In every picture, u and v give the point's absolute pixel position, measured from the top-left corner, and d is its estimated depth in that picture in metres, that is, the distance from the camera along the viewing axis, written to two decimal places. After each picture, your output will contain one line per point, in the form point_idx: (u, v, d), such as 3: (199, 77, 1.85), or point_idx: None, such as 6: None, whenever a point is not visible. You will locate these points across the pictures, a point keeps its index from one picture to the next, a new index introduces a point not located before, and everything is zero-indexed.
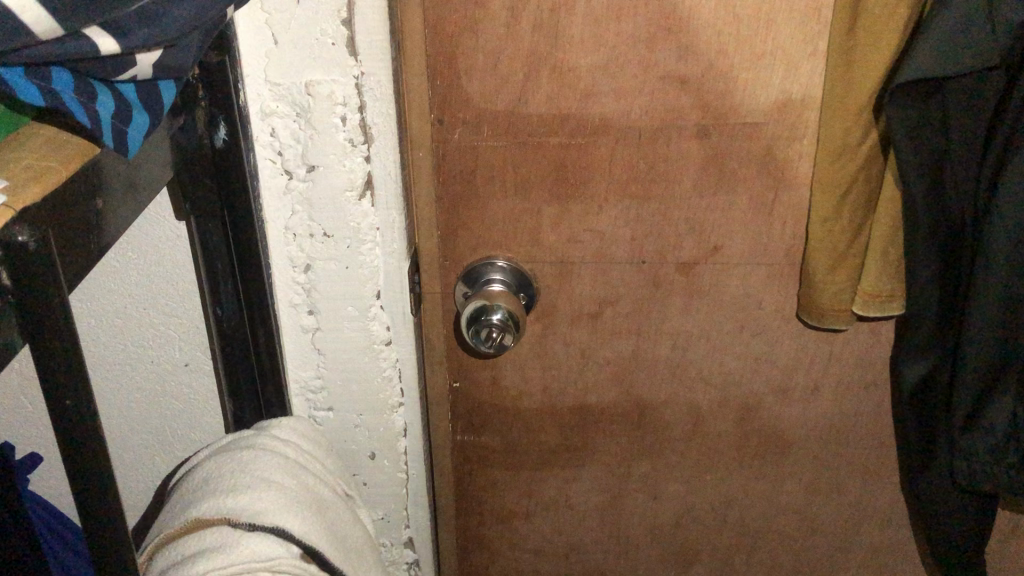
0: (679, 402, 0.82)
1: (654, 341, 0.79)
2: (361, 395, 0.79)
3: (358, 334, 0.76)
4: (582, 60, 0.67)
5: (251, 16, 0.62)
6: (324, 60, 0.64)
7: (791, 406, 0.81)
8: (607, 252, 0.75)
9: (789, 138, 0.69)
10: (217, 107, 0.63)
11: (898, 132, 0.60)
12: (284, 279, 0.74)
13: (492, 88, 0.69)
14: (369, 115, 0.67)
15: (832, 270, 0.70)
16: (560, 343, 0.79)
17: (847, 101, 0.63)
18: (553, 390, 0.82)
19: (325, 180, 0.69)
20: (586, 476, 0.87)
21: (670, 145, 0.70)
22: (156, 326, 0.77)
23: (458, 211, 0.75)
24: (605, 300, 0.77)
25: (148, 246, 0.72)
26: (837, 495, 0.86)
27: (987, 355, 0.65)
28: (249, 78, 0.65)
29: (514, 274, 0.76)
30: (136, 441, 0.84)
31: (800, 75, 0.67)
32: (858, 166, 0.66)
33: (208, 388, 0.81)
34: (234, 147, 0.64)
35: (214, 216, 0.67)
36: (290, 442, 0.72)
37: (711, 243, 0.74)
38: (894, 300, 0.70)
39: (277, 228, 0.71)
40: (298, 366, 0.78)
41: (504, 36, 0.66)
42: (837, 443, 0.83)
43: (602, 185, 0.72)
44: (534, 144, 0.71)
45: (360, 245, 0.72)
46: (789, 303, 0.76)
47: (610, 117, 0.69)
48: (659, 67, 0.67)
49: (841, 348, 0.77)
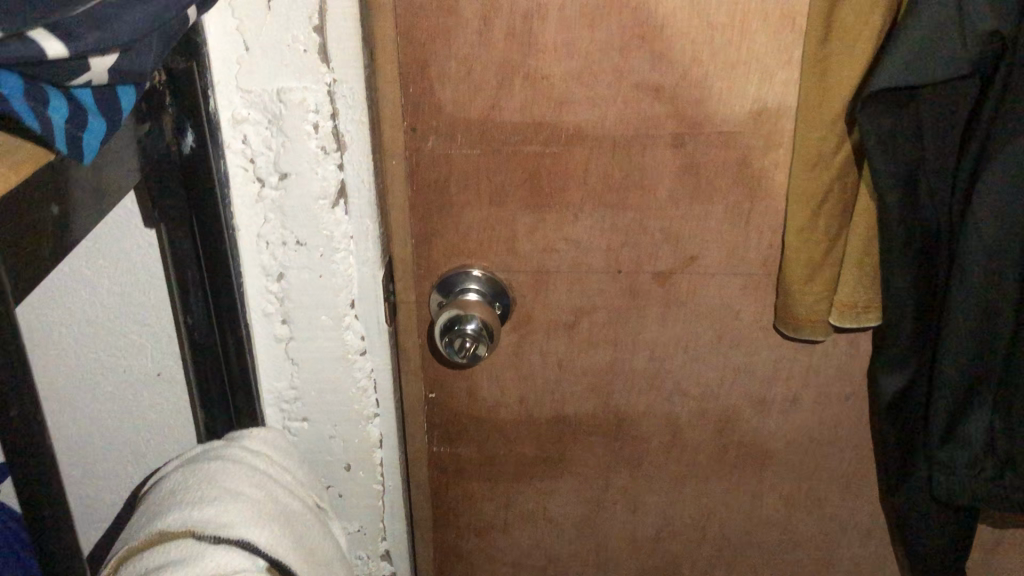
0: (657, 414, 0.81)
1: (631, 351, 0.78)
2: (336, 406, 0.79)
3: (332, 344, 0.76)
4: (555, 68, 0.67)
5: (222, 22, 0.62)
6: (295, 67, 0.64)
7: (771, 418, 0.80)
8: (583, 262, 0.74)
9: (765, 147, 0.69)
10: (184, 113, 0.62)
11: (871, 142, 0.60)
12: (257, 288, 0.73)
13: (465, 95, 0.68)
14: (341, 122, 0.67)
15: (808, 280, 0.69)
16: (536, 354, 0.79)
17: (822, 110, 0.63)
18: (530, 401, 0.81)
19: (298, 189, 0.69)
20: (564, 489, 0.86)
21: (645, 154, 0.70)
22: (128, 333, 0.77)
23: (432, 221, 0.74)
24: (581, 310, 0.76)
25: (118, 251, 0.72)
26: (817, 507, 0.85)
27: (964, 367, 0.65)
28: (220, 85, 0.64)
29: (489, 284, 0.75)
30: (106, 455, 0.83)
31: (775, 85, 0.66)
32: (833, 176, 0.65)
33: (180, 398, 0.80)
34: (202, 154, 0.64)
35: (184, 224, 0.67)
36: (260, 453, 0.71)
37: (688, 253, 0.73)
38: (870, 311, 0.69)
39: (250, 236, 0.71)
40: (272, 377, 0.78)
41: (477, 43, 0.66)
42: (818, 455, 0.82)
43: (577, 194, 0.71)
44: (508, 152, 0.70)
45: (334, 254, 0.72)
46: (766, 314, 0.75)
47: (585, 125, 0.69)
48: (632, 76, 0.67)
49: (819, 360, 0.76)
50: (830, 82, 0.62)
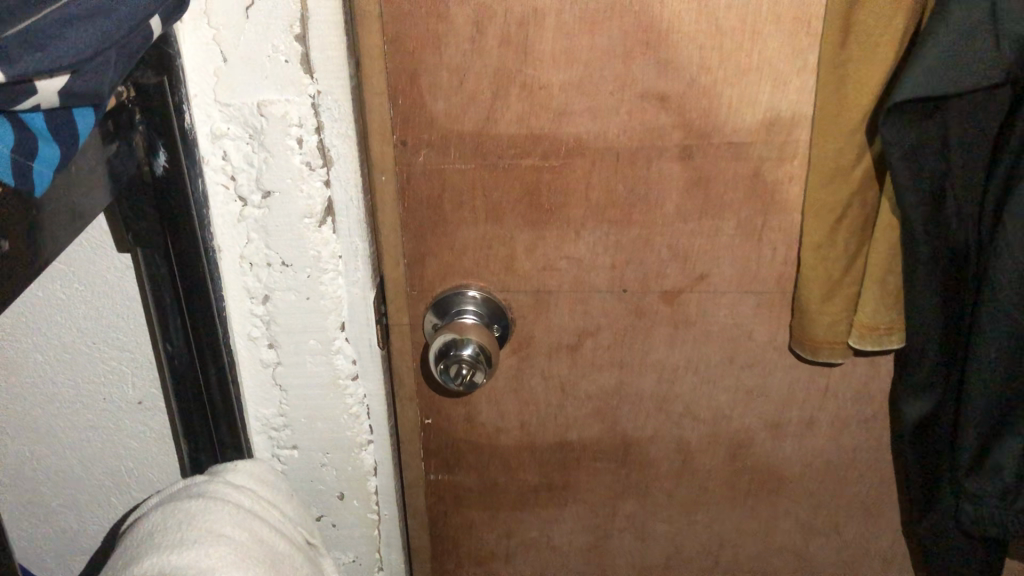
0: (665, 438, 0.77)
1: (639, 374, 0.74)
2: (327, 433, 0.75)
3: (322, 369, 0.72)
4: (554, 77, 0.62)
5: (197, 31, 0.58)
6: (276, 78, 0.60)
7: (786, 442, 0.76)
8: (586, 281, 0.70)
9: (778, 159, 0.64)
10: (156, 131, 0.58)
11: (895, 155, 0.56)
12: (241, 312, 0.69)
13: (458, 108, 0.64)
14: (327, 136, 0.63)
15: (826, 300, 0.65)
16: (538, 377, 0.74)
17: (841, 119, 0.59)
18: (532, 426, 0.77)
19: (282, 207, 0.65)
20: (569, 516, 0.82)
21: (651, 167, 0.65)
22: (106, 360, 0.72)
23: (426, 240, 0.69)
24: (585, 332, 0.72)
25: (93, 275, 0.67)
26: (836, 534, 0.80)
27: (994, 395, 0.61)
28: (197, 99, 0.60)
29: (487, 304, 0.71)
30: (88, 484, 0.78)
31: (789, 92, 0.62)
32: (852, 189, 0.61)
33: (164, 425, 0.75)
34: (177, 173, 0.60)
35: (159, 248, 0.62)
36: (246, 488, 0.67)
37: (697, 271, 0.69)
38: (893, 333, 0.65)
39: (233, 257, 0.67)
40: (259, 403, 0.74)
41: (470, 52, 0.62)
42: (837, 481, 0.77)
43: (579, 210, 0.67)
44: (505, 166, 0.66)
45: (322, 275, 0.68)
46: (782, 334, 0.71)
47: (586, 138, 0.64)
48: (636, 85, 0.62)
49: (838, 381, 0.72)
50: (849, 90, 0.58)
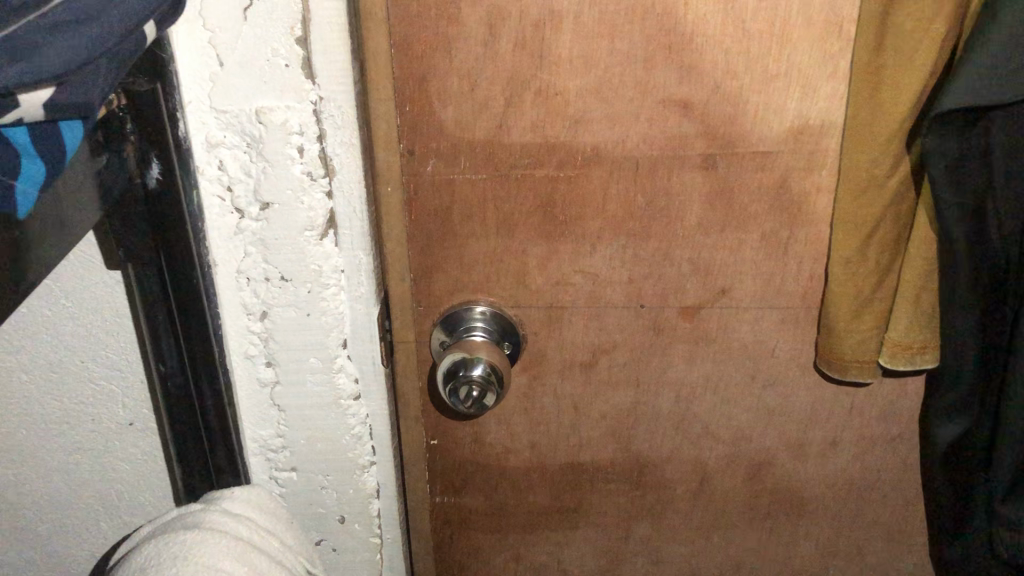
0: (682, 459, 0.73)
1: (655, 393, 0.70)
2: (327, 456, 0.71)
3: (322, 389, 0.68)
4: (570, 83, 0.59)
5: (191, 35, 0.54)
6: (275, 84, 0.56)
7: (808, 462, 0.73)
8: (602, 296, 0.67)
9: (806, 169, 0.61)
10: (148, 142, 0.54)
11: (936, 169, 0.53)
12: (237, 330, 0.65)
13: (468, 115, 0.60)
14: (329, 145, 0.59)
15: (855, 318, 0.62)
16: (549, 397, 0.71)
17: (875, 129, 0.56)
18: (543, 447, 0.73)
19: (282, 219, 0.60)
20: (580, 540, 0.78)
21: (671, 178, 0.62)
22: (95, 379, 0.68)
23: (433, 253, 0.66)
24: (600, 349, 0.69)
25: (81, 292, 0.63)
26: (858, 557, 0.77)
27: None
28: (191, 106, 0.56)
29: (496, 320, 0.67)
30: (76, 508, 0.74)
31: (819, 99, 0.59)
32: (886, 203, 0.58)
33: (156, 447, 0.72)
34: (170, 186, 0.56)
35: (151, 264, 0.59)
36: (243, 517, 0.64)
37: (717, 286, 0.66)
38: (926, 351, 0.62)
39: (229, 273, 0.62)
40: (256, 425, 0.69)
41: (482, 56, 0.58)
42: (861, 502, 0.74)
43: (595, 222, 0.64)
44: (518, 177, 0.62)
45: (323, 290, 0.64)
46: (806, 351, 0.68)
47: (603, 147, 0.61)
48: (657, 91, 0.59)
49: (863, 400, 0.69)
50: (885, 97, 0.55)
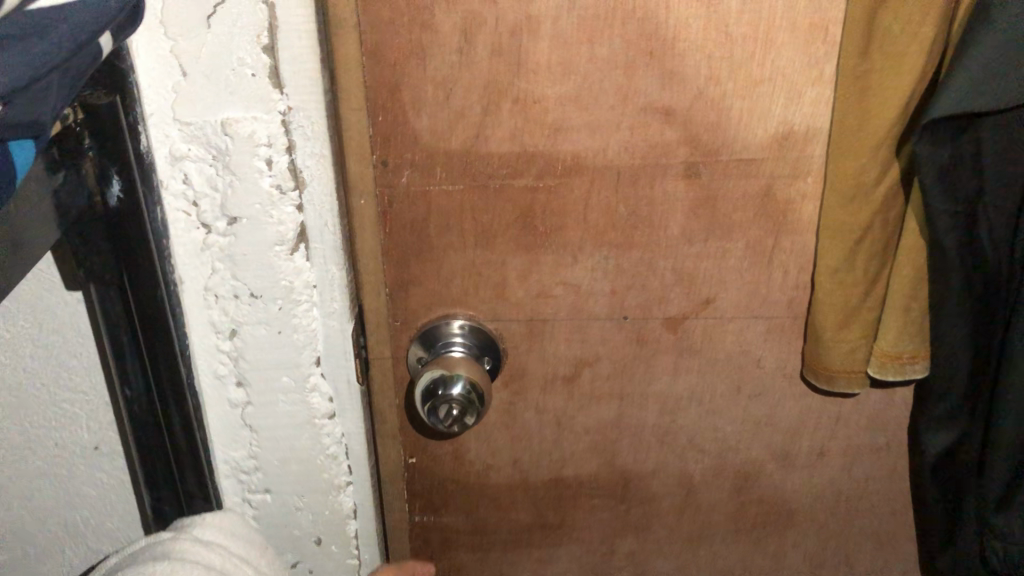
0: (668, 472, 0.72)
1: (640, 406, 0.69)
2: (302, 476, 0.68)
3: (295, 408, 0.65)
4: (549, 90, 0.57)
5: (152, 43, 0.51)
6: (242, 94, 0.53)
7: (796, 473, 0.71)
8: (584, 308, 0.65)
9: (791, 176, 0.60)
10: (109, 157, 0.51)
11: (929, 180, 0.51)
12: (205, 348, 0.62)
13: (444, 124, 0.58)
14: (299, 156, 0.56)
15: (843, 327, 0.60)
16: (531, 412, 0.69)
17: (863, 135, 0.54)
18: (525, 463, 0.71)
19: (250, 234, 0.58)
20: (564, 556, 0.76)
21: (654, 187, 0.60)
22: (57, 403, 0.65)
23: (409, 267, 0.64)
24: (582, 362, 0.67)
25: (41, 312, 0.60)
26: (846, 568, 0.76)
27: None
28: (153, 118, 0.53)
29: (476, 335, 0.65)
30: (39, 539, 0.71)
31: (804, 104, 0.57)
32: (874, 210, 0.56)
33: (123, 471, 0.69)
34: (132, 204, 0.54)
35: (113, 284, 0.56)
36: (214, 545, 0.61)
37: (702, 296, 0.64)
38: (917, 362, 0.60)
39: (196, 290, 0.60)
40: (227, 447, 0.67)
41: (458, 63, 0.56)
42: (849, 512, 0.73)
43: (577, 233, 0.62)
44: (496, 187, 0.60)
45: (295, 307, 0.61)
46: (792, 361, 0.66)
47: (584, 156, 0.59)
48: (639, 98, 0.57)
49: (851, 409, 0.68)
50: (872, 102, 0.53)
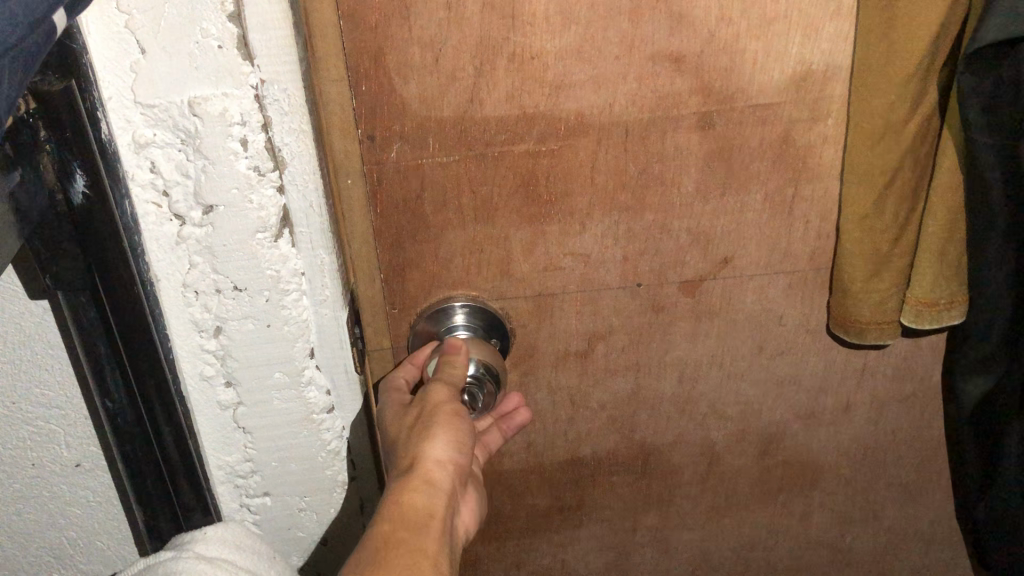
0: (689, 442, 0.69)
1: (657, 375, 0.65)
2: (301, 476, 0.64)
3: (291, 405, 0.60)
4: (548, 44, 0.51)
5: (103, 17, 0.45)
6: (209, 69, 0.47)
7: (820, 433, 0.70)
8: (594, 279, 0.61)
9: (811, 120, 0.55)
10: (68, 150, 0.46)
11: (972, 111, 0.48)
12: (189, 350, 0.57)
13: (434, 89, 0.52)
14: (276, 134, 0.50)
15: (873, 277, 0.57)
16: (543, 391, 0.65)
17: (890, 72, 0.49)
18: (539, 445, 0.68)
19: (230, 223, 0.52)
20: (585, 536, 0.75)
21: (666, 141, 0.56)
22: (32, 423, 0.58)
23: (404, 247, 0.59)
24: (595, 335, 0.63)
25: (7, 326, 0.54)
26: (874, 522, 0.75)
27: None
28: (112, 102, 0.47)
29: (479, 316, 0.61)
30: (26, 562, 0.66)
31: (822, 41, 0.52)
32: (905, 150, 0.51)
33: (110, 488, 0.63)
34: (99, 201, 0.47)
35: (85, 289, 0.50)
36: (219, 561, 0.54)
37: (720, 256, 0.60)
38: (953, 308, 0.57)
39: (174, 288, 0.54)
40: (220, 451, 0.62)
41: (446, 20, 0.50)
42: (874, 468, 0.72)
43: (585, 196, 0.57)
44: (494, 155, 0.55)
45: (283, 298, 0.56)
46: (815, 317, 0.63)
47: (588, 114, 0.54)
48: (646, 45, 0.52)
49: (877, 361, 0.65)
50: (899, 36, 0.48)
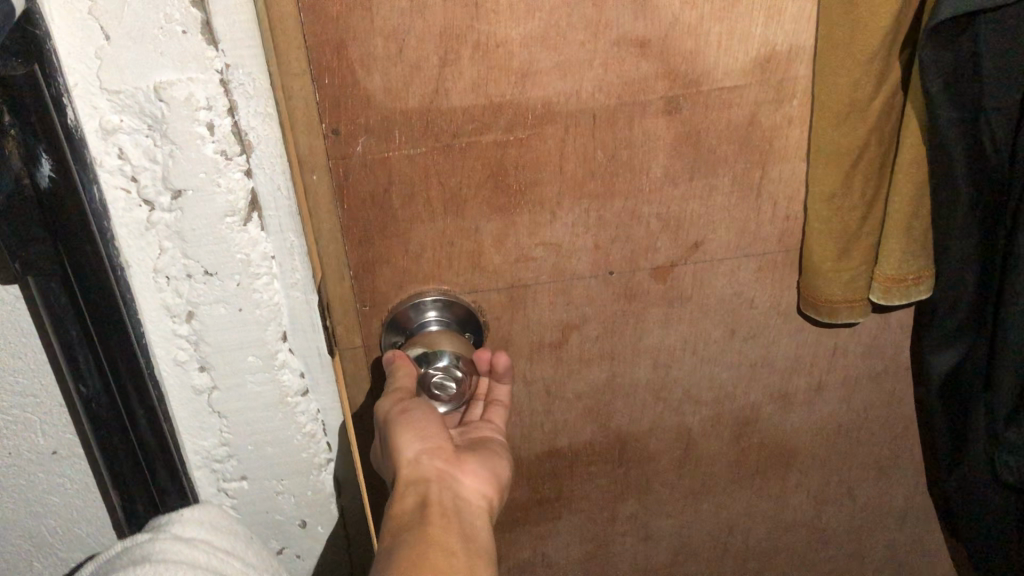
0: (664, 428, 0.70)
1: (632, 363, 0.66)
2: (278, 459, 0.65)
3: (265, 389, 0.61)
4: (513, 32, 0.52)
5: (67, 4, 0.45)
6: (173, 53, 0.47)
7: (794, 412, 0.70)
8: (566, 268, 0.61)
9: (776, 101, 0.56)
10: (35, 132, 0.46)
11: (934, 88, 0.48)
12: (162, 335, 0.57)
13: (399, 81, 0.53)
14: (243, 117, 0.50)
15: (843, 256, 0.57)
16: (519, 384, 0.66)
17: (851, 52, 0.50)
18: (515, 440, 0.69)
19: (199, 207, 0.52)
20: (565, 528, 0.75)
21: (634, 127, 0.56)
22: (7, 410, 0.58)
23: (372, 245, 0.59)
24: (568, 325, 0.64)
25: None
26: (849, 499, 0.76)
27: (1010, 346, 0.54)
28: (78, 89, 0.47)
29: (453, 309, 0.61)
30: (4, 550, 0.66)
31: (784, 22, 0.53)
32: (868, 128, 0.52)
33: (86, 472, 0.63)
34: (67, 184, 0.48)
35: (56, 273, 0.50)
36: (197, 541, 0.54)
37: (690, 241, 0.61)
38: (921, 283, 0.57)
39: (145, 273, 0.54)
40: (196, 437, 0.62)
41: (410, 10, 0.50)
42: (848, 442, 0.73)
43: (554, 184, 0.58)
44: (462, 146, 0.56)
45: (254, 281, 0.56)
46: (785, 298, 0.64)
47: (555, 102, 0.55)
48: (612, 31, 0.52)
49: (846, 338, 0.66)
50: (860, 17, 0.48)
